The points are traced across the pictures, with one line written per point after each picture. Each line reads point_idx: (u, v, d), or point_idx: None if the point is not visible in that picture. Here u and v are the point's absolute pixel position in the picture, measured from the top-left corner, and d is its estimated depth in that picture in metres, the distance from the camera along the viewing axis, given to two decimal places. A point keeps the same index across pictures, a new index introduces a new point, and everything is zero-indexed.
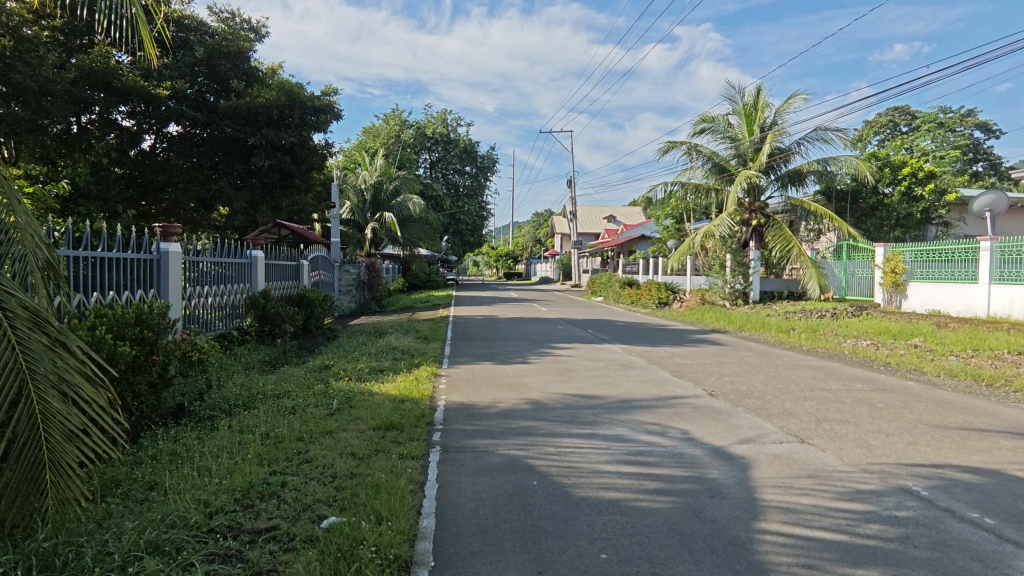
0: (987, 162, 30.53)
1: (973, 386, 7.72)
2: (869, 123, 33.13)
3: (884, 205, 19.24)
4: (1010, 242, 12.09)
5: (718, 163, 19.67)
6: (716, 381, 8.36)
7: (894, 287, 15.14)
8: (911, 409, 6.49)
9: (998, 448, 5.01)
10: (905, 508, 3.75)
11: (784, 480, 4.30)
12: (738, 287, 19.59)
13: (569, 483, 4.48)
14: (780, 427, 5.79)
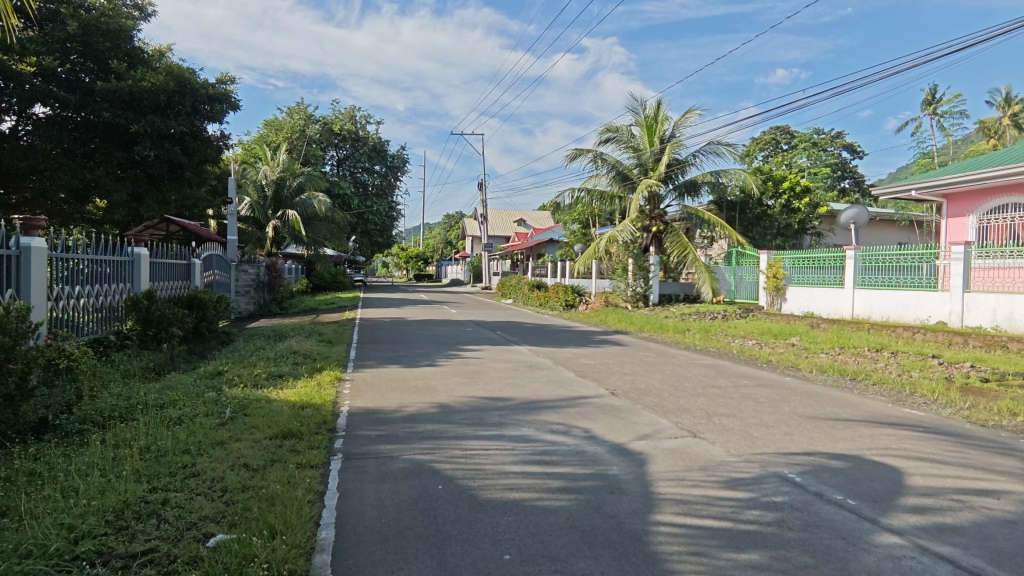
0: (853, 180, 34.07)
1: (840, 380, 8.60)
2: (755, 140, 36.01)
3: (768, 216, 20.94)
4: (870, 251, 13.53)
5: (621, 171, 20.60)
6: (618, 380, 8.69)
7: (775, 291, 16.52)
8: (788, 402, 7.11)
9: (857, 435, 5.60)
10: (782, 494, 4.08)
11: (677, 473, 4.55)
12: (638, 290, 20.60)
13: (474, 485, 4.47)
14: (675, 422, 6.12)
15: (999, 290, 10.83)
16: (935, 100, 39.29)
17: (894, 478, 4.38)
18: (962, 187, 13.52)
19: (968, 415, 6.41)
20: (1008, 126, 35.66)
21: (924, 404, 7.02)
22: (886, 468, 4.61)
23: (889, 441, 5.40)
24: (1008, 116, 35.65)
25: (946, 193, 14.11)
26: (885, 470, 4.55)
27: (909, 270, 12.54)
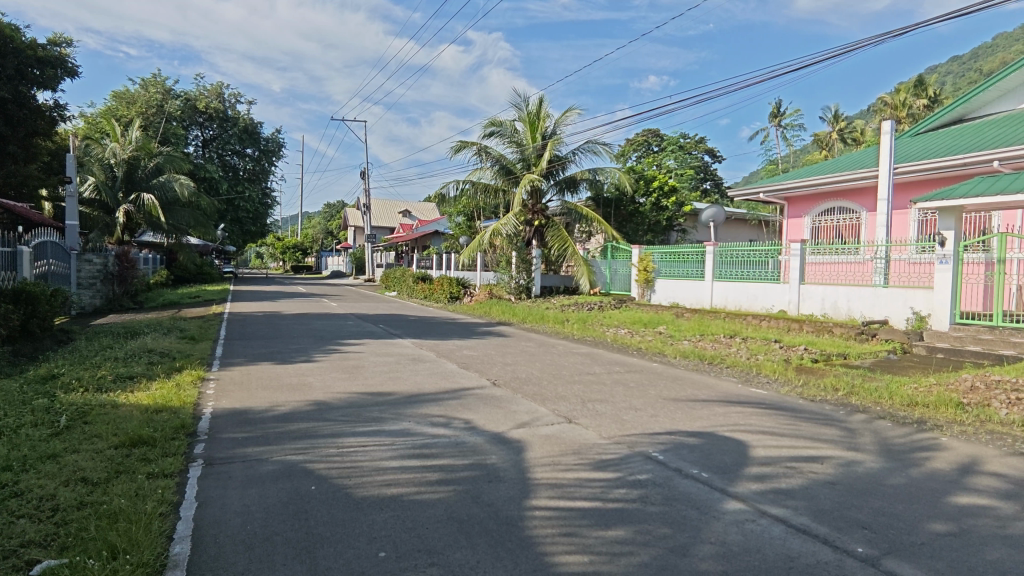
0: (713, 182, 37.30)
1: (700, 364, 9.43)
2: (629, 141, 38.20)
3: (639, 212, 22.31)
4: (727, 247, 14.91)
5: (504, 165, 20.93)
6: (499, 371, 8.83)
7: (645, 283, 17.66)
8: (654, 386, 7.67)
9: (711, 414, 6.16)
10: (646, 472, 4.38)
11: (552, 458, 4.72)
12: (521, 282, 21.10)
13: (349, 483, 4.32)
14: (552, 409, 6.34)
15: (827, 282, 12.42)
16: (780, 113, 44.08)
17: (741, 451, 4.88)
18: (800, 191, 15.29)
19: (801, 391, 7.30)
20: (837, 139, 40.97)
21: (767, 384, 7.89)
22: (734, 442, 5.12)
23: (738, 417, 6.00)
24: (836, 131, 40.96)
25: (788, 196, 15.88)
26: (734, 444, 5.05)
27: (759, 264, 14.01)
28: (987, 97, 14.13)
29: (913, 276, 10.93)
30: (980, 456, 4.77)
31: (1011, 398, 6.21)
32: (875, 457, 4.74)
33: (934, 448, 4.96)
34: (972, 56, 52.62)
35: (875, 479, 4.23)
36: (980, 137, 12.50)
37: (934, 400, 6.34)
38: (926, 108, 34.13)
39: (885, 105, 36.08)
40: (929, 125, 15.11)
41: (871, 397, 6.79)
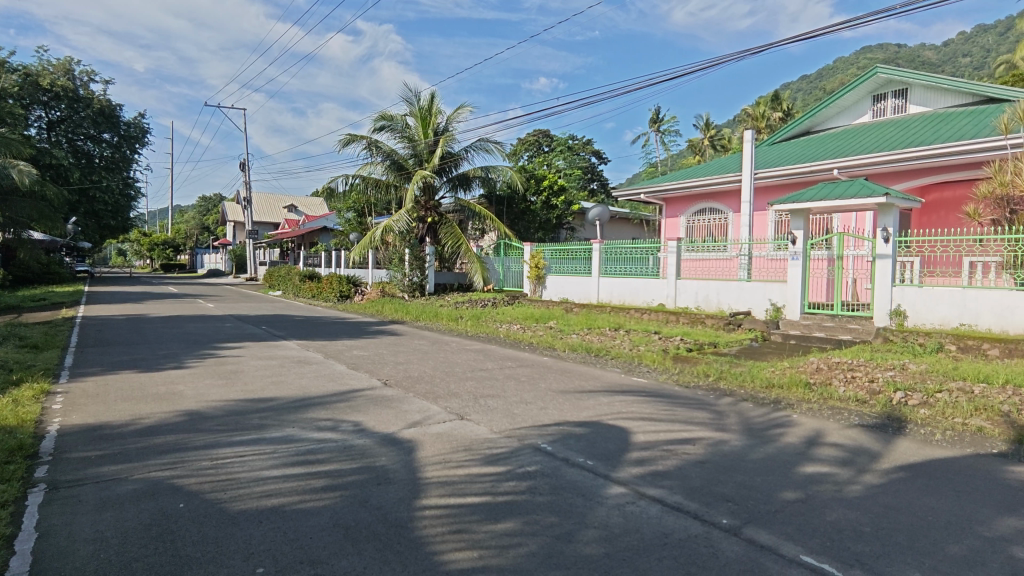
0: (599, 183, 38.99)
1: (587, 356, 9.84)
2: (521, 141, 38.92)
3: (530, 211, 22.78)
4: (611, 245, 15.64)
5: (396, 160, 20.50)
6: (391, 370, 8.64)
7: (536, 279, 18.08)
8: (544, 379, 7.89)
9: (597, 403, 6.45)
10: (535, 464, 4.49)
11: (443, 456, 4.69)
12: (415, 279, 20.77)
13: (224, 497, 4.00)
14: (444, 407, 6.31)
15: (700, 277, 13.42)
16: (659, 120, 47.02)
17: (623, 437, 5.15)
18: (677, 193, 16.41)
19: (677, 379, 7.85)
20: (708, 146, 44.52)
21: (647, 373, 8.40)
22: (617, 429, 5.40)
23: (620, 406, 6.33)
24: (707, 138, 44.51)
25: (666, 197, 16.99)
26: (617, 431, 5.31)
27: (641, 261, 14.87)
28: (829, 113, 16.01)
29: (772, 271, 12.08)
30: (823, 428, 5.41)
31: (848, 377, 7.10)
32: (738, 436, 5.21)
33: (787, 425, 5.55)
34: (817, 75, 59.49)
35: (738, 455, 4.65)
36: (825, 147, 14.12)
37: (787, 381, 7.09)
38: (781, 120, 38.08)
39: (748, 116, 39.78)
40: (783, 136, 16.80)
41: (736, 381, 7.46)
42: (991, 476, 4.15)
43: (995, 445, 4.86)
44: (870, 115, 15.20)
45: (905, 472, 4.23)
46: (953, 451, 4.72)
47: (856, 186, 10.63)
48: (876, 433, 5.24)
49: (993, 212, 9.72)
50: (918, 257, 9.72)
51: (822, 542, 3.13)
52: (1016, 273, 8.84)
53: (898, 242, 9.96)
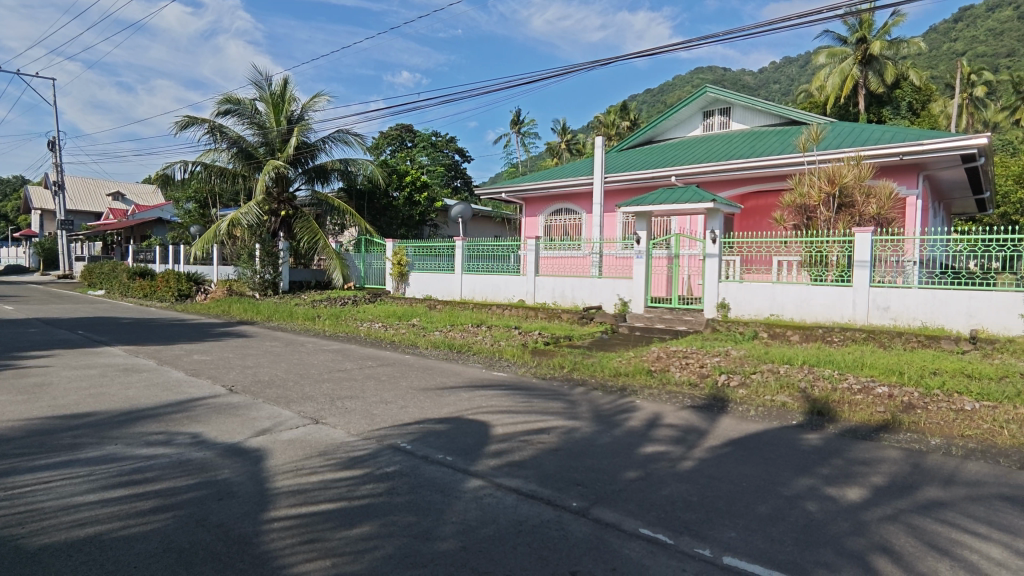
0: (463, 180, 39.21)
1: (449, 353, 9.87)
2: (383, 135, 37.89)
3: (392, 207, 22.29)
4: (474, 243, 15.80)
5: (244, 148, 18.91)
6: (238, 375, 7.97)
7: (399, 276, 17.74)
8: (405, 377, 7.78)
9: (458, 399, 6.51)
10: (394, 464, 4.41)
11: (295, 463, 4.43)
12: (267, 277, 19.33)
13: (23, 532, 3.42)
14: (297, 412, 5.96)
15: (556, 274, 14.06)
16: (519, 121, 48.38)
17: (482, 431, 5.25)
18: (536, 193, 17.06)
19: (535, 371, 8.18)
20: (565, 149, 46.83)
21: (507, 367, 8.63)
22: (476, 424, 5.48)
23: (480, 400, 6.44)
24: (564, 142, 46.80)
25: (526, 197, 17.57)
26: (477, 426, 5.40)
27: (502, 258, 15.24)
28: (668, 124, 17.61)
29: (619, 268, 13.02)
30: (661, 411, 5.96)
31: (682, 364, 7.90)
32: (589, 423, 5.56)
33: (631, 410, 6.04)
34: (659, 90, 64.99)
35: (588, 441, 4.97)
36: (664, 156, 15.51)
37: (632, 369, 7.71)
38: (629, 129, 41.18)
39: (600, 124, 42.44)
40: (629, 143, 18.15)
41: (588, 371, 7.96)
42: (791, 444, 4.87)
43: (795, 417, 5.70)
44: (701, 129, 16.98)
45: (726, 446, 4.80)
46: (764, 425, 5.46)
47: (688, 193, 11.86)
48: (705, 413, 5.89)
49: (795, 217, 11.34)
50: (738, 256, 11.08)
51: (658, 515, 3.45)
52: (811, 270, 10.41)
53: (723, 243, 11.25)
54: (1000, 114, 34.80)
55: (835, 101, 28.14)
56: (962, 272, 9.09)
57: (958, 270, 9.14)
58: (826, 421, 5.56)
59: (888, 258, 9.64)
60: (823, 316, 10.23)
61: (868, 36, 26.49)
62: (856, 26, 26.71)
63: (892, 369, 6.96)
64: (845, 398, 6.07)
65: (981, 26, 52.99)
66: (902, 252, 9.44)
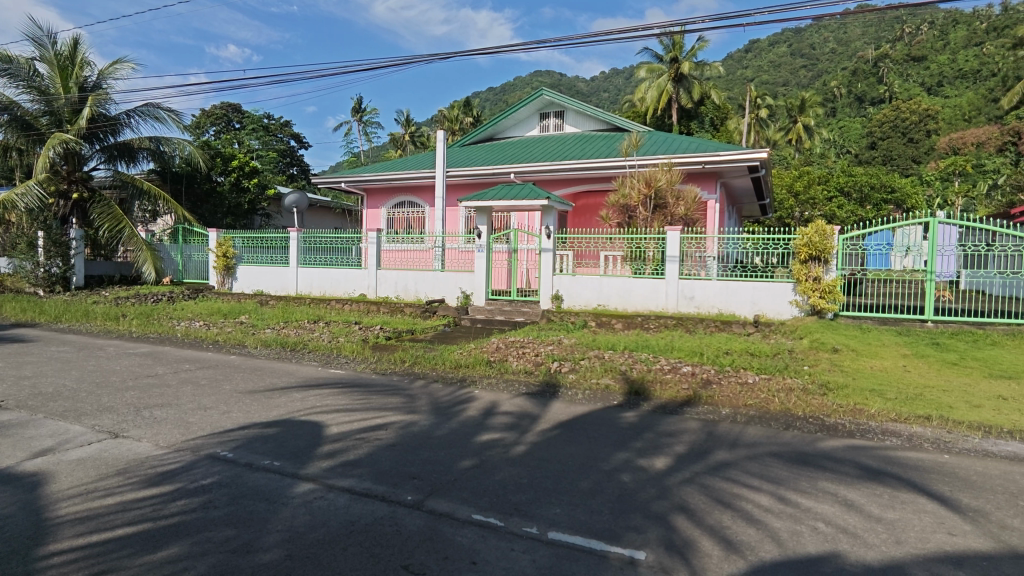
0: (300, 168, 36.79)
1: (282, 352, 9.22)
2: (205, 113, 34.07)
3: (216, 193, 20.16)
4: (311, 234, 14.89)
5: (19, 116, 15.77)
6: (10, 388, 6.65)
7: (224, 270, 16.14)
8: (229, 380, 7.11)
9: (289, 400, 6.12)
10: (211, 475, 4.01)
11: (85, 486, 3.83)
12: (54, 271, 16.39)
13: None
14: (90, 426, 5.14)
15: (399, 267, 13.82)
16: (361, 109, 46.52)
17: (315, 432, 5.00)
18: (377, 184, 16.60)
19: (374, 367, 7.96)
20: (409, 141, 46.08)
21: (345, 364, 8.30)
22: (308, 425, 5.21)
23: (314, 400, 6.12)
24: (408, 134, 46.03)
25: (367, 188, 16.99)
26: (308, 427, 5.13)
27: (342, 251, 14.54)
28: (508, 124, 18.18)
29: (461, 262, 13.14)
30: (498, 400, 6.18)
31: (519, 353, 8.26)
32: (427, 416, 5.57)
33: (469, 400, 6.17)
34: (501, 89, 66.68)
35: (426, 434, 4.97)
36: (504, 154, 16.00)
37: (472, 361, 7.88)
38: (472, 125, 41.78)
39: (443, 117, 42.38)
40: (471, 139, 18.42)
41: (429, 364, 7.95)
42: (611, 422, 5.35)
43: (616, 398, 6.27)
44: (538, 130, 17.80)
45: (556, 429, 5.12)
46: (589, 406, 5.93)
47: (525, 189, 12.32)
48: (538, 399, 6.22)
49: (618, 216, 12.38)
50: (571, 251, 11.85)
51: (490, 500, 3.57)
52: (632, 264, 11.46)
53: (557, 238, 11.95)
54: (778, 133, 41.24)
55: (654, 112, 31.18)
56: (749, 266, 10.62)
57: (747, 264, 10.64)
58: (642, 399, 6.20)
59: (693, 254, 10.95)
60: (642, 305, 11.37)
61: (679, 56, 29.68)
62: (671, 46, 29.76)
63: (695, 351, 7.94)
64: (657, 378, 6.81)
65: (764, 58, 62.29)
66: (704, 248, 10.79)
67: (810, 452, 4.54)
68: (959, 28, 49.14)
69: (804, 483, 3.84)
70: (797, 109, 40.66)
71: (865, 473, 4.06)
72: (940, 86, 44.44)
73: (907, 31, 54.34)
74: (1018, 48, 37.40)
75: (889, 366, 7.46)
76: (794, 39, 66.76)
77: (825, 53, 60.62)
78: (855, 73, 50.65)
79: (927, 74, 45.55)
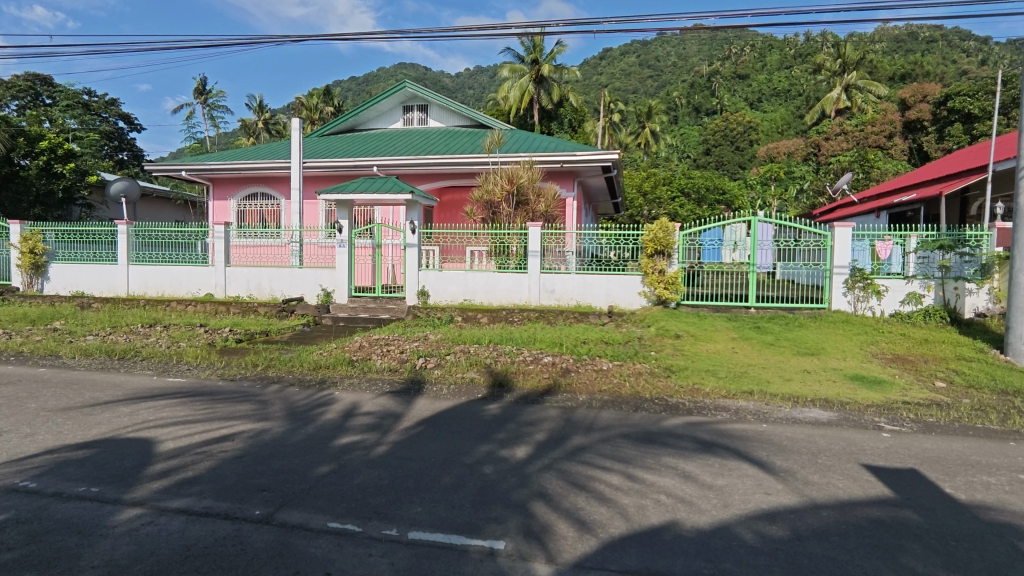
0: (130, 153, 32.61)
1: (107, 362, 8.08)
2: (3, 83, 28.82)
3: (21, 178, 17.16)
4: (144, 227, 13.24)
5: None
6: None
7: (31, 268, 13.80)
8: (35, 397, 6.07)
9: (115, 415, 5.38)
10: (6, 511, 3.39)
11: None
12: None
13: None
14: None
15: (250, 264, 12.79)
16: (206, 91, 42.29)
17: (145, 450, 4.44)
18: (224, 174, 15.20)
19: (220, 373, 7.27)
20: (262, 129, 42.79)
21: (186, 371, 7.48)
22: (137, 442, 4.61)
23: (146, 413, 5.44)
24: (262, 121, 42.75)
25: (211, 177, 15.50)
26: (137, 445, 4.54)
27: (182, 246, 13.11)
28: (369, 115, 17.55)
29: (321, 257, 12.48)
30: (359, 400, 5.95)
31: (384, 351, 8.03)
32: (281, 422, 5.20)
33: (328, 403, 5.86)
34: (364, 79, 64.36)
35: (278, 442, 4.64)
36: (366, 146, 15.44)
37: (332, 361, 7.51)
38: (332, 115, 39.82)
39: (300, 105, 39.88)
40: (330, 129, 17.54)
41: (284, 367, 7.44)
42: (475, 415, 5.39)
43: (480, 391, 6.34)
44: (401, 123, 17.43)
45: (419, 427, 5.04)
46: (454, 401, 5.93)
47: (388, 183, 11.92)
48: (402, 397, 6.09)
49: (482, 212, 12.52)
50: (437, 246, 11.79)
51: (348, 505, 3.41)
52: (497, 260, 11.66)
53: (422, 233, 11.80)
54: (629, 137, 44.32)
55: (517, 111, 31.97)
56: (605, 260, 11.25)
57: (604, 258, 11.27)
58: (505, 391, 6.32)
59: (553, 249, 11.40)
60: (506, 299, 11.63)
61: (540, 59, 30.69)
62: (531, 47, 30.67)
63: (555, 342, 8.29)
64: (520, 369, 7.00)
65: (616, 66, 66.69)
66: (563, 244, 11.27)
67: (655, 430, 4.93)
68: (773, 52, 56.24)
69: (649, 460, 4.16)
70: (645, 115, 44.03)
71: (700, 446, 4.50)
72: (759, 102, 50.66)
73: (733, 50, 61.21)
74: (817, 73, 43.79)
75: (721, 348, 8.36)
76: (641, 51, 72.23)
77: (668, 65, 66.28)
78: (693, 85, 55.93)
79: (750, 90, 51.60)
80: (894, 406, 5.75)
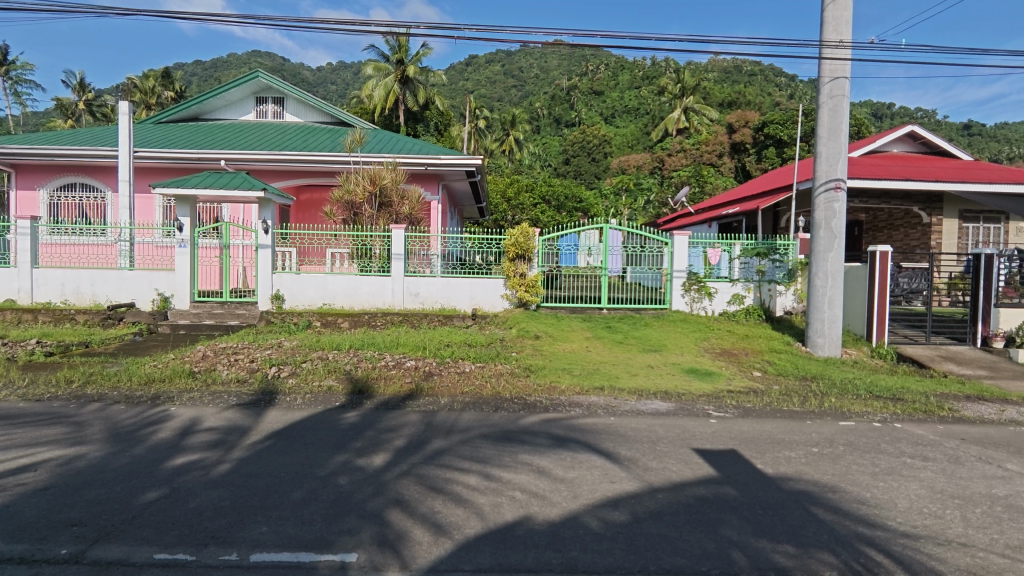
0: None
1: None
2: None
3: None
4: None
5: None
6: None
7: None
8: None
9: None
10: None
11: None
12: None
13: None
14: None
15: (66, 265, 11.12)
16: (8, 62, 35.99)
17: None
18: (29, 161, 13.06)
19: (24, 393, 6.20)
20: (83, 110, 37.40)
21: None
22: None
23: None
24: (83, 101, 37.38)
25: (14, 164, 13.24)
26: None
27: None
28: (215, 104, 16.10)
29: (156, 259, 11.19)
30: (199, 416, 5.41)
31: (230, 360, 7.38)
32: (100, 445, 4.56)
33: (160, 420, 5.26)
34: (211, 65, 59.03)
35: (95, 468, 4.07)
36: (211, 137, 14.14)
37: (168, 373, 6.75)
38: (172, 100, 35.95)
39: (132, 87, 35.49)
40: (169, 117, 15.85)
41: (108, 383, 6.54)
42: (331, 425, 5.15)
43: (338, 399, 6.07)
44: (253, 115, 16.22)
45: (268, 440, 4.71)
46: (309, 411, 5.62)
47: (236, 179, 10.97)
48: (250, 410, 5.64)
49: (343, 212, 12.04)
50: (293, 247, 11.13)
51: (181, 532, 3.09)
52: (359, 262, 11.28)
53: (276, 234, 11.06)
54: (494, 143, 45.30)
55: (382, 110, 31.26)
56: (470, 264, 11.35)
57: (469, 262, 11.36)
58: (365, 397, 6.12)
59: (418, 252, 11.29)
60: (368, 303, 11.30)
61: (405, 59, 30.31)
62: (396, 47, 30.17)
63: (419, 345, 8.20)
64: (382, 374, 6.83)
65: (481, 74, 67.96)
66: (428, 246, 11.22)
67: (513, 429, 5.07)
68: (624, 72, 60.85)
69: (507, 458, 4.27)
70: (509, 123, 45.31)
71: (554, 442, 4.71)
72: (613, 117, 54.49)
73: (590, 67, 65.23)
74: (661, 95, 48.14)
75: (577, 347, 8.84)
76: (506, 61, 74.27)
77: (531, 76, 68.85)
78: (554, 97, 58.69)
79: (604, 105, 55.37)
80: (721, 394, 6.48)
